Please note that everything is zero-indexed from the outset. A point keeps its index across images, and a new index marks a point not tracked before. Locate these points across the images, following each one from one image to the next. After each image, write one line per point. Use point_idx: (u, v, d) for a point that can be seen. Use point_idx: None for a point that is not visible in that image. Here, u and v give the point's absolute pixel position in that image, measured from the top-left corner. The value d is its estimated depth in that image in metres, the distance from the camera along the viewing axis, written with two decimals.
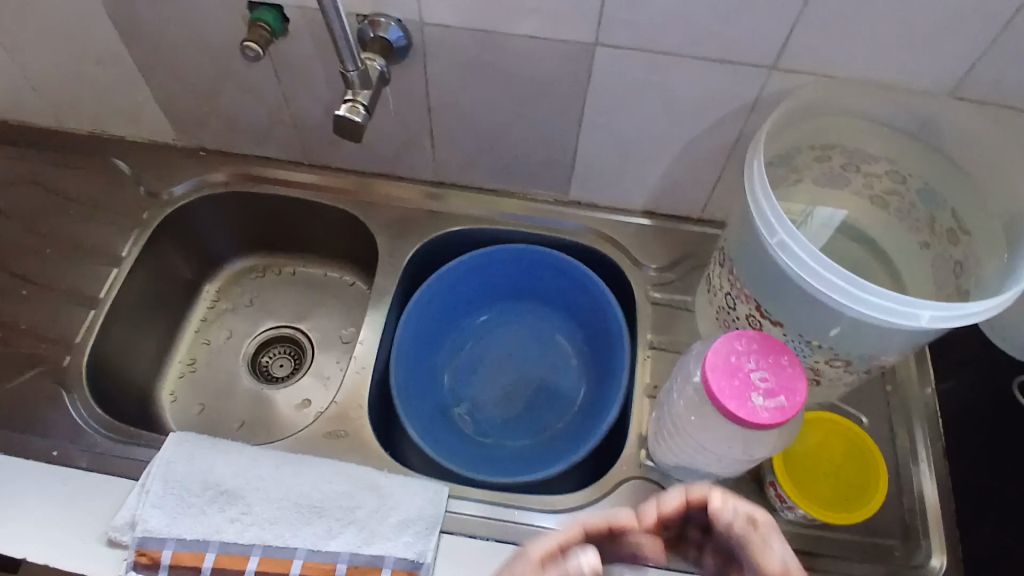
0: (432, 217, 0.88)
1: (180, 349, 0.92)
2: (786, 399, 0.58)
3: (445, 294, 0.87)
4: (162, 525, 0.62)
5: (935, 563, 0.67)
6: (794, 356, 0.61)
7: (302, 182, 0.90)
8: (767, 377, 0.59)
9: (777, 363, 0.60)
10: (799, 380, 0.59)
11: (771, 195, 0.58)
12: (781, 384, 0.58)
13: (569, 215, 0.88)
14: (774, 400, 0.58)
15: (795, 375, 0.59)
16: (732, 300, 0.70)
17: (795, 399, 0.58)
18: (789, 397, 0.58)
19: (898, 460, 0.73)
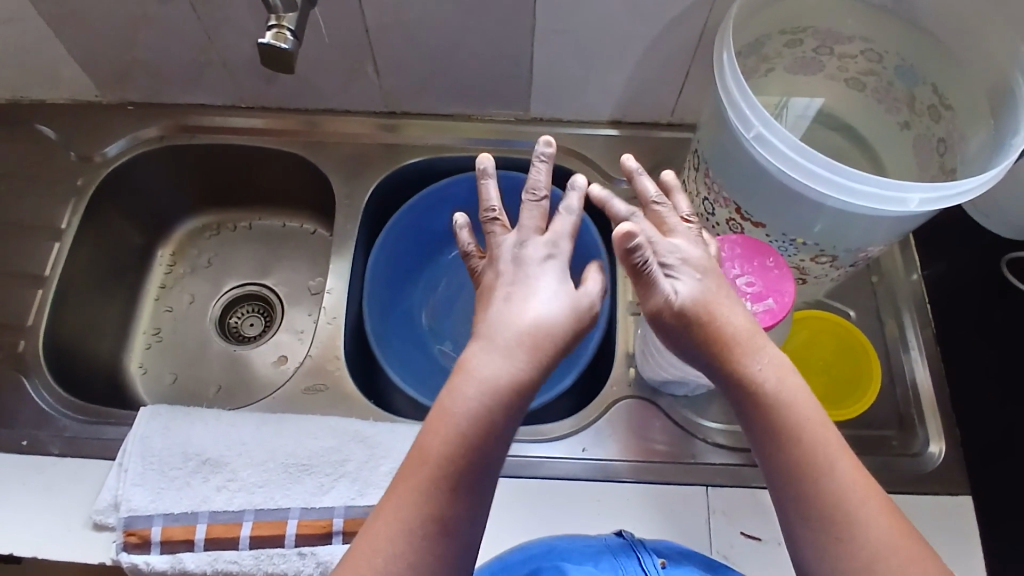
0: (392, 151, 0.86)
1: (143, 319, 0.89)
2: (774, 301, 0.58)
3: (413, 230, 0.86)
4: (146, 502, 0.64)
5: (934, 450, 0.70)
6: (779, 257, 0.60)
7: (258, 133, 0.86)
8: (751, 281, 0.59)
9: (760, 266, 0.59)
10: (785, 281, 0.59)
11: (744, 87, 0.56)
12: (767, 286, 0.58)
13: (534, 134, 0.86)
14: (762, 304, 0.58)
15: (780, 277, 0.59)
16: (709, 207, 0.69)
17: (783, 300, 0.58)
18: (776, 298, 0.58)
19: (888, 350, 0.76)
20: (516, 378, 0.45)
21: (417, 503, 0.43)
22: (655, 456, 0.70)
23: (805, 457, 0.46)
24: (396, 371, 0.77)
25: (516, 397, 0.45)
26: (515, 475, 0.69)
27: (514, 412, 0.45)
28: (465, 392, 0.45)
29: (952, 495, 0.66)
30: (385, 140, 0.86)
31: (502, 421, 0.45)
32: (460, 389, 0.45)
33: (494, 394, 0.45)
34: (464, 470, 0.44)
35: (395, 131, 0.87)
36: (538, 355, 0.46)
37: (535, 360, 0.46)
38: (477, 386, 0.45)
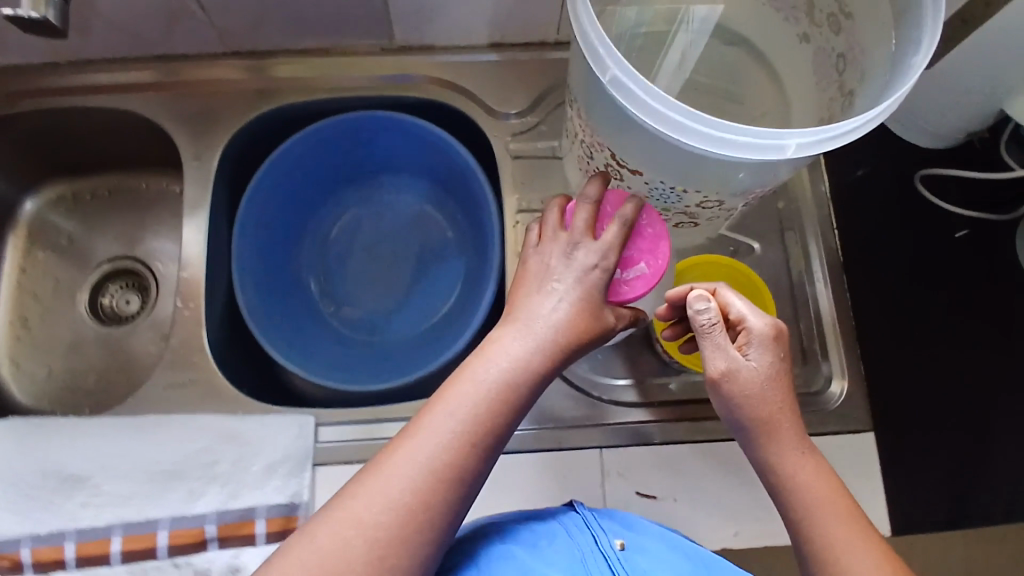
0: (242, 99, 0.75)
1: (4, 308, 0.81)
2: (649, 264, 0.53)
3: (283, 188, 0.77)
4: (10, 526, 0.60)
5: (835, 390, 0.67)
6: (653, 211, 0.54)
7: (92, 92, 0.75)
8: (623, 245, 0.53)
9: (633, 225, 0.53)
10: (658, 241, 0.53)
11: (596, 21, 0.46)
12: (640, 250, 0.53)
13: (404, 65, 0.75)
14: (634, 270, 0.53)
15: (655, 236, 0.53)
16: (588, 150, 0.61)
17: (656, 263, 0.53)
18: (648, 262, 0.53)
19: (794, 281, 0.70)
20: (511, 380, 0.48)
21: (406, 477, 0.45)
22: (552, 421, 0.66)
23: (809, 531, 0.49)
24: (278, 350, 0.70)
25: (517, 400, 0.48)
26: None
27: (511, 416, 0.48)
28: (475, 384, 0.48)
29: (851, 435, 0.65)
30: (258, 86, 0.75)
31: (492, 424, 0.47)
32: (468, 377, 0.48)
33: (499, 392, 0.48)
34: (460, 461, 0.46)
35: (265, 72, 0.75)
36: (546, 352, 0.49)
37: (533, 362, 0.49)
38: (487, 378, 0.48)
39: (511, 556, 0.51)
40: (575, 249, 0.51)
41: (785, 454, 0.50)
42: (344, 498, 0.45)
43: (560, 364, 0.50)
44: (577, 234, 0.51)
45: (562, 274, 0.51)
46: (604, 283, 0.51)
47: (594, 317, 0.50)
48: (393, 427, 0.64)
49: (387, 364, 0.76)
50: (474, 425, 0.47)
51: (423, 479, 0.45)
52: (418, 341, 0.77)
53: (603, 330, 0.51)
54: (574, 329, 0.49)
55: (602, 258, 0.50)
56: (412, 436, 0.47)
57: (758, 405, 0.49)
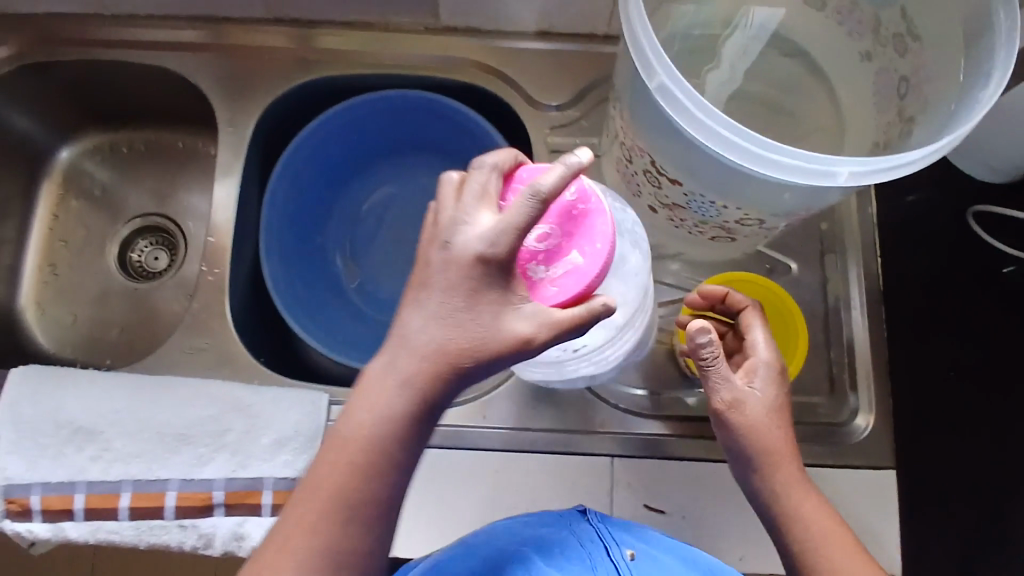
0: (281, 66, 0.74)
1: (35, 254, 0.82)
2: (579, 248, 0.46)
3: (316, 159, 0.76)
4: (23, 471, 0.62)
5: (860, 423, 0.65)
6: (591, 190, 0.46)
7: (134, 46, 0.75)
8: (550, 233, 0.46)
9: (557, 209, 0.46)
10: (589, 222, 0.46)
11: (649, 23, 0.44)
12: (570, 237, 0.46)
13: (448, 46, 0.74)
14: (564, 263, 0.45)
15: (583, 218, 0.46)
16: (628, 153, 0.58)
17: (591, 252, 0.45)
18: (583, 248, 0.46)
19: (829, 307, 0.68)
20: (401, 410, 0.42)
21: (301, 526, 0.42)
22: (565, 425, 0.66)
23: (806, 563, 0.49)
24: (301, 325, 0.71)
25: (394, 435, 0.42)
26: None
27: (406, 443, 0.43)
28: (358, 418, 0.43)
29: (872, 471, 0.63)
30: (301, 55, 0.74)
31: (387, 455, 0.43)
32: (354, 409, 0.43)
33: (386, 424, 0.42)
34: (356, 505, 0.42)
35: (312, 43, 0.74)
36: (421, 380, 0.42)
37: (409, 392, 0.42)
38: (379, 413, 0.42)
39: (523, 562, 0.52)
40: (455, 234, 0.42)
41: (788, 488, 0.51)
42: (268, 543, 0.44)
43: (443, 390, 0.42)
44: (467, 210, 0.42)
45: (435, 279, 0.41)
46: (491, 277, 0.41)
47: (477, 343, 0.41)
48: None
49: None
50: (361, 466, 0.42)
51: (312, 531, 0.42)
52: None
53: (506, 343, 0.42)
54: (486, 353, 0.41)
55: (487, 246, 0.40)
56: (308, 475, 0.44)
57: (757, 438, 0.51)
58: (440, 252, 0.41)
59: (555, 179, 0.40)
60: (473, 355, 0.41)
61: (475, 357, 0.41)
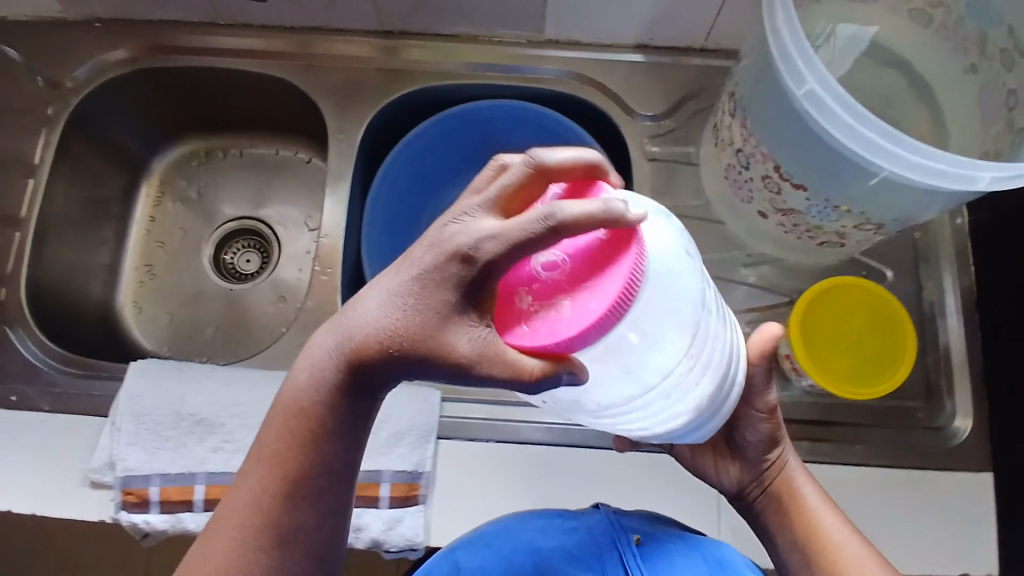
0: (387, 76, 0.77)
1: (133, 254, 0.84)
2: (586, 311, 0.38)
3: (415, 165, 0.79)
4: (142, 463, 0.63)
5: (958, 426, 0.67)
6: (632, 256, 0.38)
7: (245, 55, 0.78)
8: (562, 267, 0.40)
9: (587, 250, 0.39)
10: (615, 283, 0.38)
11: (800, 34, 0.47)
12: (583, 282, 0.39)
13: (548, 59, 0.77)
14: (556, 304, 0.39)
15: (614, 271, 0.38)
16: (744, 159, 0.60)
17: (585, 309, 0.38)
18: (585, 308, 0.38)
19: (924, 316, 0.71)
20: (331, 382, 0.42)
21: (246, 477, 0.45)
22: None
23: (818, 543, 0.56)
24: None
25: (324, 403, 0.43)
26: (522, 444, 0.65)
27: (339, 414, 0.43)
28: (311, 366, 0.43)
29: (972, 473, 0.65)
30: (384, 65, 0.78)
31: (321, 419, 0.43)
32: (304, 367, 0.44)
33: (312, 380, 0.42)
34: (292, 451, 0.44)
35: (395, 54, 0.78)
36: (347, 357, 0.41)
37: (342, 365, 0.41)
38: (315, 366, 0.43)
39: (526, 540, 0.58)
40: (455, 220, 0.39)
41: (790, 472, 0.59)
42: (232, 483, 0.46)
43: (377, 364, 0.40)
44: (475, 203, 0.40)
45: (415, 258, 0.39)
46: (450, 278, 0.38)
47: (396, 334, 0.39)
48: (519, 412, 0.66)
49: None
50: (289, 426, 0.44)
51: (257, 487, 0.44)
52: None
53: (439, 349, 0.38)
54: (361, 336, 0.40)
55: (472, 246, 0.38)
56: (265, 424, 0.45)
57: (777, 436, 0.58)
58: (435, 231, 0.40)
59: (578, 213, 0.37)
60: (411, 348, 0.39)
61: (405, 349, 0.39)
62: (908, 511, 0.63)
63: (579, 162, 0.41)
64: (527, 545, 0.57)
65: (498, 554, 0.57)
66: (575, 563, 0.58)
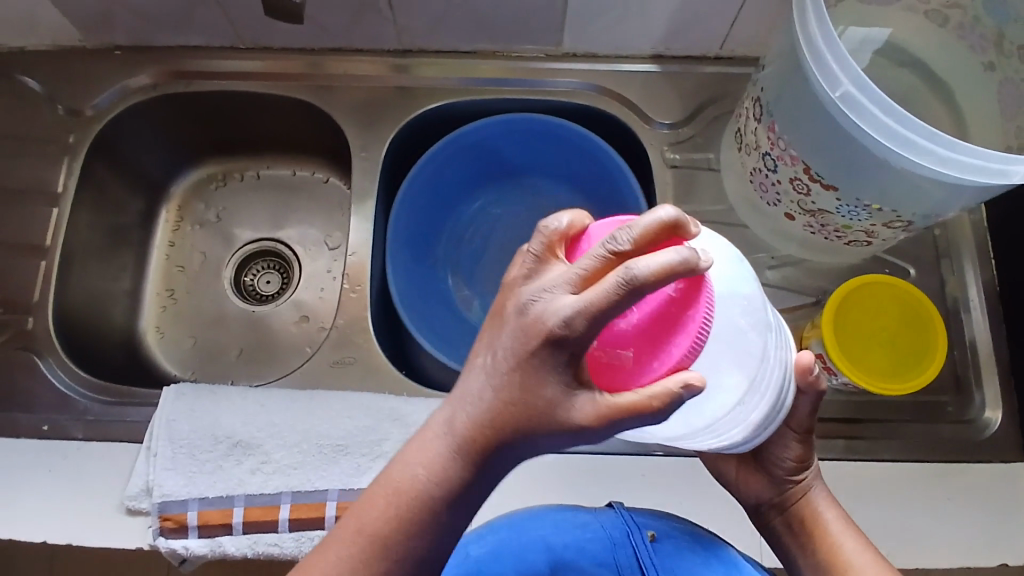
0: (408, 94, 0.78)
1: (154, 279, 0.84)
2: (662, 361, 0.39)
3: (436, 180, 0.79)
4: (179, 487, 0.62)
5: (987, 417, 0.68)
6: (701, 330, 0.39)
7: (265, 77, 0.79)
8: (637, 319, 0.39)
9: (659, 302, 0.39)
10: (688, 337, 0.39)
11: (834, 38, 0.48)
12: (650, 336, 0.39)
13: (566, 71, 0.78)
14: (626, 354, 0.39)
15: (686, 326, 0.39)
16: (771, 162, 0.61)
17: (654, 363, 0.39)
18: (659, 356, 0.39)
19: (948, 311, 0.72)
20: (439, 474, 0.40)
21: (337, 571, 0.42)
22: None
23: (835, 566, 0.55)
24: (430, 343, 0.72)
25: (433, 497, 0.40)
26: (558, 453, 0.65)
27: (449, 506, 0.41)
28: (421, 457, 0.41)
29: (1006, 464, 0.65)
30: (402, 83, 0.79)
31: (435, 511, 0.40)
32: (409, 456, 0.42)
33: (427, 471, 0.40)
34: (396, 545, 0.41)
35: (411, 72, 0.79)
36: (461, 445, 0.39)
37: (452, 455, 0.40)
38: (427, 457, 0.40)
39: (541, 538, 0.59)
40: (538, 297, 0.37)
41: (812, 495, 0.59)
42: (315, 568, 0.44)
43: (503, 446, 0.39)
44: (554, 282, 0.37)
45: (504, 344, 0.38)
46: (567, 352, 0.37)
47: (511, 418, 0.38)
48: None
49: None
50: (392, 522, 0.41)
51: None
52: None
53: (568, 420, 0.38)
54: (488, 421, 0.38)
55: (562, 324, 0.36)
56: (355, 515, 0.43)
57: (806, 459, 0.58)
58: (518, 313, 0.38)
59: (656, 270, 0.34)
60: (527, 431, 0.38)
61: (520, 432, 0.38)
62: (947, 505, 0.63)
63: (657, 228, 0.37)
64: (540, 542, 0.59)
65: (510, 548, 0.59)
66: (587, 558, 0.60)
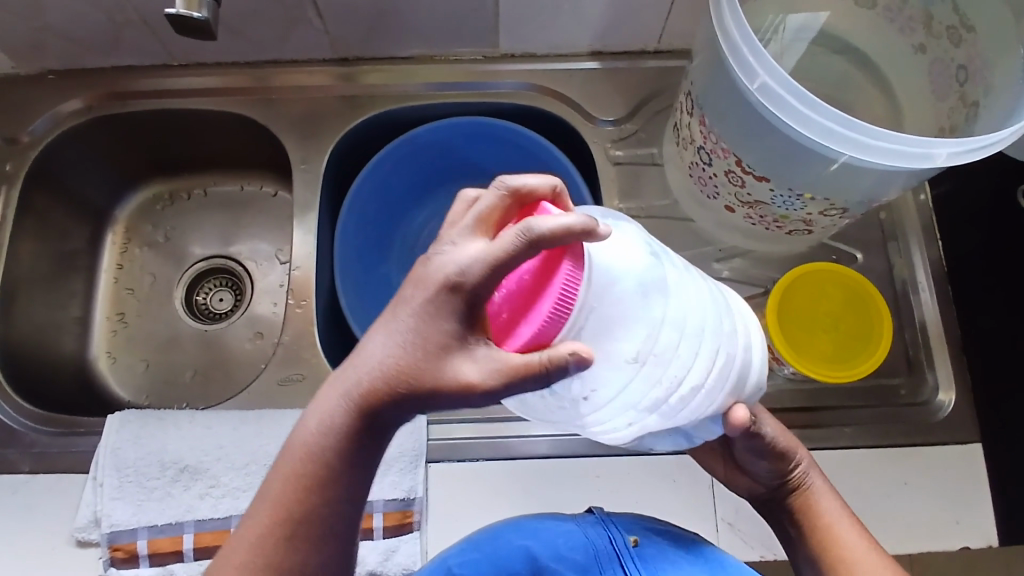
0: (346, 103, 0.77)
1: (103, 304, 0.83)
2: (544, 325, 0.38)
3: (381, 189, 0.78)
4: (128, 516, 0.62)
5: (942, 399, 0.68)
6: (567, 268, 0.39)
7: (202, 94, 0.78)
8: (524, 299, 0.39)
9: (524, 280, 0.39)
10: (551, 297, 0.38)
11: (748, 30, 0.47)
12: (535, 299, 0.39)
13: (505, 72, 0.77)
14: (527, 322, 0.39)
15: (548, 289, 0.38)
16: (705, 156, 0.61)
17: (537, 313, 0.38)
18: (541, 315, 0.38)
19: (897, 293, 0.72)
20: (336, 431, 0.40)
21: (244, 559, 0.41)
22: None
23: (829, 556, 0.53)
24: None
25: (330, 451, 0.40)
26: (513, 459, 0.64)
27: (343, 458, 0.40)
28: (314, 422, 0.40)
29: (960, 445, 0.65)
30: (340, 92, 0.78)
31: (326, 467, 0.40)
32: (306, 417, 0.41)
33: (320, 436, 0.40)
34: (300, 525, 0.41)
35: (350, 80, 0.78)
36: (352, 402, 0.39)
37: (345, 413, 0.39)
38: (323, 421, 0.40)
39: (521, 547, 0.58)
40: (438, 251, 0.39)
41: (807, 485, 0.56)
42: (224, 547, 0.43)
43: (392, 406, 0.39)
44: (455, 233, 0.39)
45: (404, 295, 0.39)
46: (454, 308, 0.37)
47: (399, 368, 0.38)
48: (507, 427, 0.66)
49: None
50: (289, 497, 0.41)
51: (254, 547, 0.41)
52: None
53: (449, 382, 0.37)
54: (385, 378, 0.38)
55: (459, 272, 0.37)
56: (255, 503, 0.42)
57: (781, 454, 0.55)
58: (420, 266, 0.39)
59: (554, 228, 0.36)
60: (416, 381, 0.38)
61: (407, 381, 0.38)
62: (902, 490, 0.63)
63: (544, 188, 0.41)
64: (519, 551, 0.58)
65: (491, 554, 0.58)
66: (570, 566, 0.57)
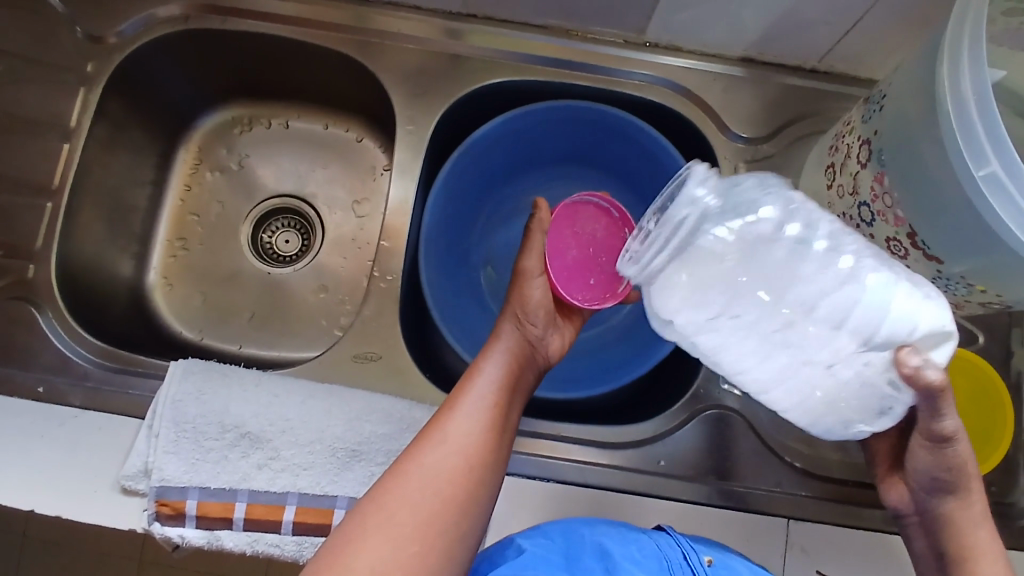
0: (461, 64, 0.70)
1: (165, 226, 0.78)
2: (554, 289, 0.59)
3: (482, 162, 0.72)
4: (180, 473, 0.58)
5: None
6: (570, 258, 0.60)
7: (307, 23, 0.70)
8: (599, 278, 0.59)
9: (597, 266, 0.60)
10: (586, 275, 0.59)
11: (993, 114, 0.43)
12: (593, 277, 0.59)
13: (641, 62, 0.70)
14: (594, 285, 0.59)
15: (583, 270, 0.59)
16: (867, 214, 0.55)
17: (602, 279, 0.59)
18: (573, 291, 0.58)
19: (1011, 384, 0.67)
20: (515, 344, 0.57)
21: (431, 481, 0.48)
22: (734, 476, 0.64)
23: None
24: (468, 352, 0.66)
25: (508, 384, 0.54)
26: (583, 483, 0.62)
27: (512, 386, 0.55)
28: (496, 349, 0.56)
29: None
30: (455, 51, 0.71)
31: (518, 385, 0.55)
32: (491, 353, 0.56)
33: (507, 358, 0.56)
34: (483, 447, 0.51)
35: (469, 40, 0.71)
36: (520, 326, 0.58)
37: (517, 336, 0.58)
38: (508, 341, 0.57)
39: (598, 542, 0.52)
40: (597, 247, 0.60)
41: (960, 512, 0.50)
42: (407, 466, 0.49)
43: (545, 319, 0.59)
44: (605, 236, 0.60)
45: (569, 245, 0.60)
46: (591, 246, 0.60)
47: (524, 312, 0.59)
48: (574, 450, 0.64)
49: (572, 378, 0.69)
50: (469, 449, 0.50)
51: (450, 464, 0.49)
52: (594, 357, 0.72)
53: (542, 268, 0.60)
54: (520, 301, 0.59)
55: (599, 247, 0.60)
56: (428, 455, 0.49)
57: (950, 463, 0.50)
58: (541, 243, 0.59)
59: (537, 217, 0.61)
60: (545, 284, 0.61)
61: (533, 325, 0.59)
62: None
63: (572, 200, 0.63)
64: (596, 545, 0.52)
65: (566, 558, 0.51)
66: None
